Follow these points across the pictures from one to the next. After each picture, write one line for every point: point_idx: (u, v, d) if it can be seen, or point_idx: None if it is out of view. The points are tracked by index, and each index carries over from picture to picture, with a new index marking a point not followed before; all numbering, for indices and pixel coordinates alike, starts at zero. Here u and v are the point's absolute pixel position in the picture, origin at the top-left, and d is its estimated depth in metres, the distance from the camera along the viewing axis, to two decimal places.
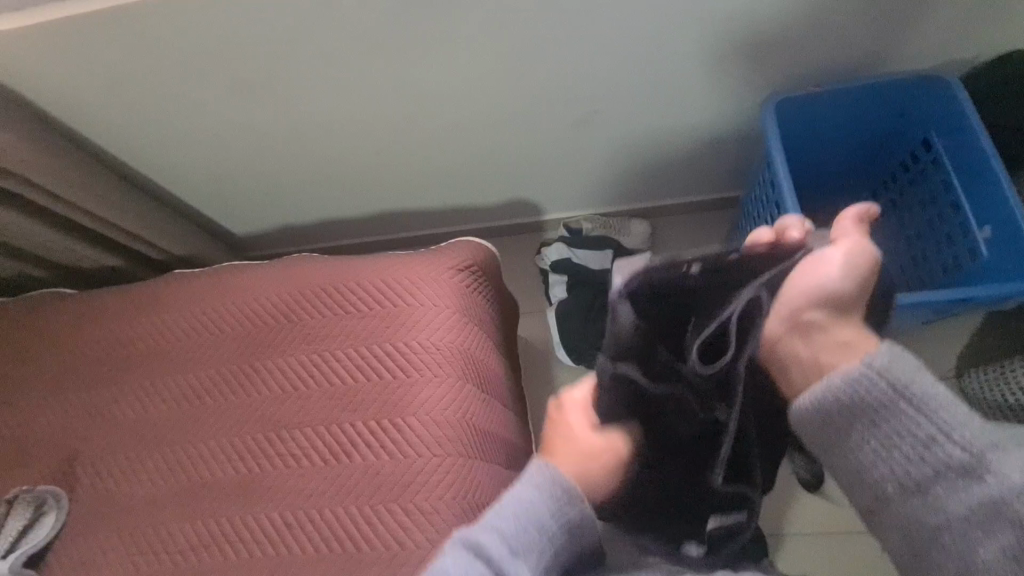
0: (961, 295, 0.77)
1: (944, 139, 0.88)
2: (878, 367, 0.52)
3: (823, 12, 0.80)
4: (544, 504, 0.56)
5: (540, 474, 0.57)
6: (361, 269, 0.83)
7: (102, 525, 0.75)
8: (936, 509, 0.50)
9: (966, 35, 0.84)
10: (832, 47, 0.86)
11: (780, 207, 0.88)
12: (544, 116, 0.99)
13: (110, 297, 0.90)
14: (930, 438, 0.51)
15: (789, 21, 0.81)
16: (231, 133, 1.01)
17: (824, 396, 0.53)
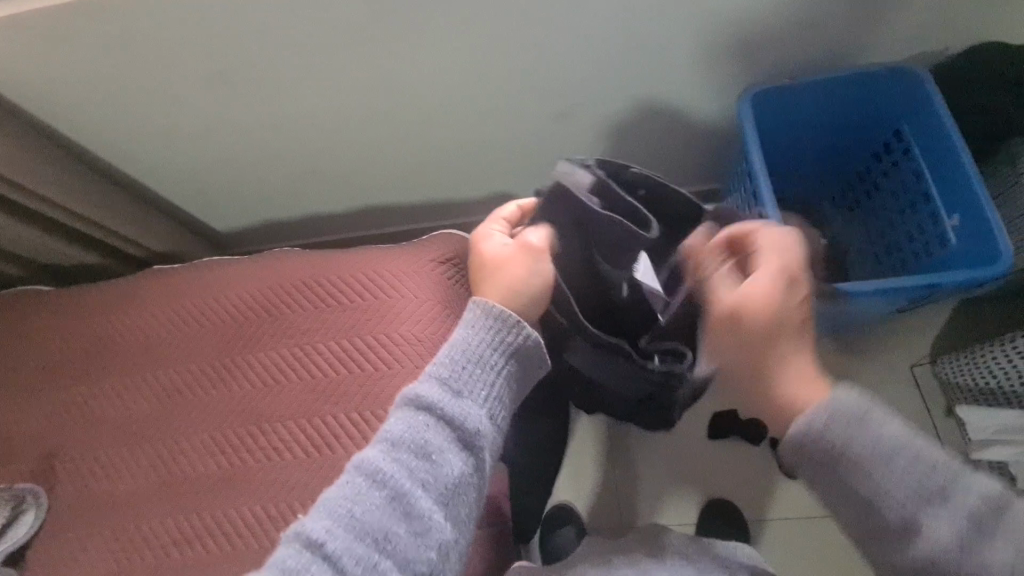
0: (930, 282, 0.79)
1: (916, 131, 0.90)
2: (845, 415, 0.57)
3: (799, 6, 0.81)
4: (480, 336, 0.65)
5: (474, 312, 0.66)
6: (342, 262, 0.83)
7: (82, 522, 0.74)
8: (906, 542, 0.54)
9: (936, 28, 0.85)
10: (807, 41, 0.87)
11: (758, 199, 0.89)
12: (526, 110, 0.99)
13: (88, 294, 0.89)
14: (896, 480, 0.55)
15: (765, 14, 0.82)
16: (210, 128, 1.00)
17: (804, 438, 0.58)
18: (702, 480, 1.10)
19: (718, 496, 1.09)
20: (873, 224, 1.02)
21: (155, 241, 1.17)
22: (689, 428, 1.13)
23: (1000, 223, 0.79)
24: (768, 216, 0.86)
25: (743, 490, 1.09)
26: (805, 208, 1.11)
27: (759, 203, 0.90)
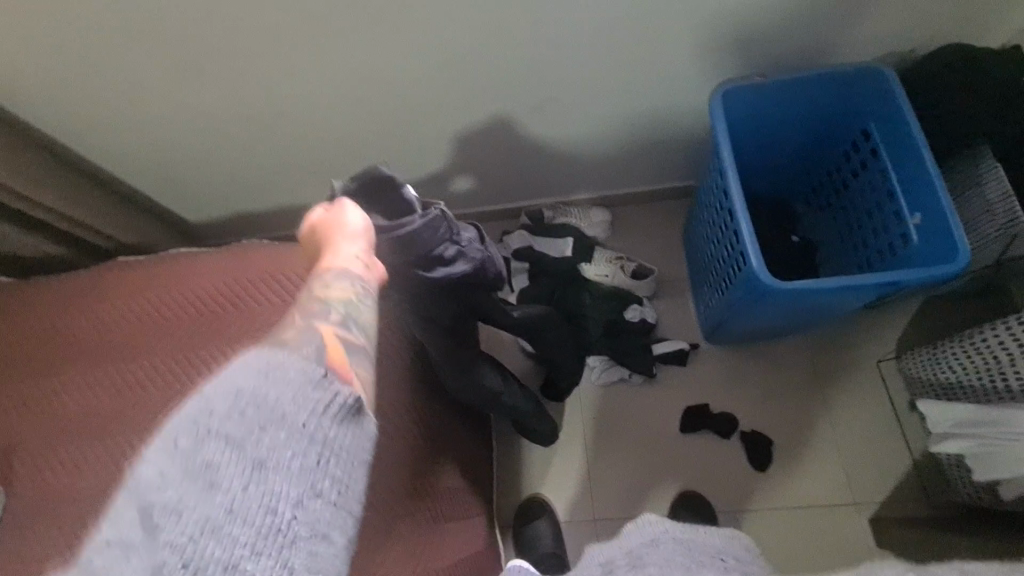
0: (890, 280, 0.81)
1: (882, 131, 0.91)
2: None
3: (770, 6, 0.82)
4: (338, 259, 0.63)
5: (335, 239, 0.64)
6: (309, 256, 0.82)
7: (39, 519, 0.73)
8: None
9: (903, 30, 0.87)
10: (778, 39, 0.88)
11: (728, 196, 0.90)
12: (501, 104, 0.99)
13: (49, 287, 0.87)
14: None
15: (737, 14, 0.83)
16: (177, 118, 0.98)
17: None
18: (675, 473, 1.11)
19: (692, 489, 1.10)
20: (841, 222, 1.04)
21: (122, 232, 1.14)
22: (664, 422, 1.15)
23: (959, 224, 0.80)
24: (737, 211, 0.87)
25: (716, 484, 1.10)
26: (776, 206, 1.13)
27: (729, 200, 0.91)
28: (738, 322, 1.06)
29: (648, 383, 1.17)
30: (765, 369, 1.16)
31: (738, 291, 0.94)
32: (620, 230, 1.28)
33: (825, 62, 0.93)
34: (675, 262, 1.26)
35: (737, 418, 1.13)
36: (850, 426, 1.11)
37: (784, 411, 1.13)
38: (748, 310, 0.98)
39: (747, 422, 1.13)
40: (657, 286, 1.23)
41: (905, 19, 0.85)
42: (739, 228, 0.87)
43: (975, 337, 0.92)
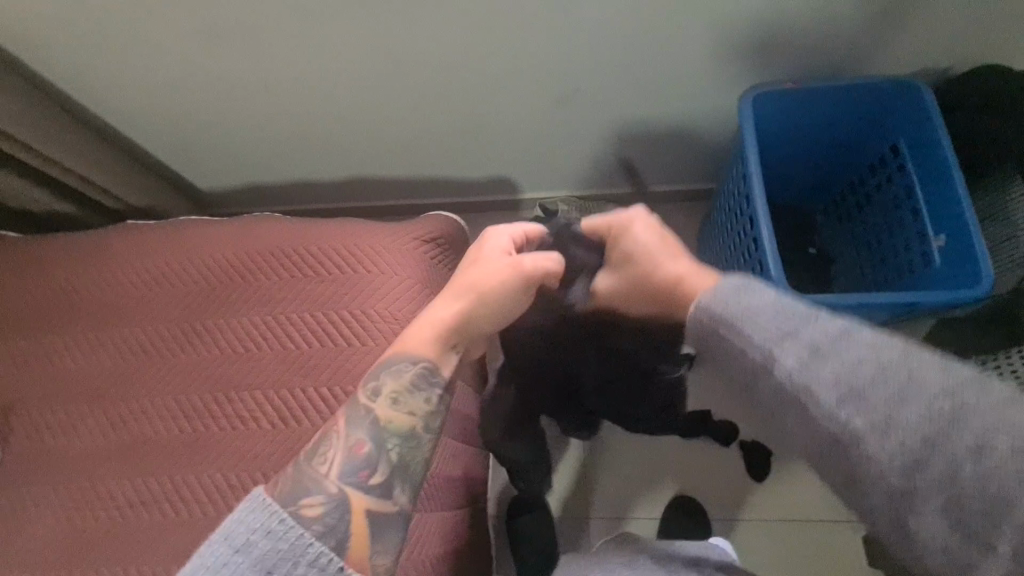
0: (909, 300, 0.79)
1: (913, 148, 0.89)
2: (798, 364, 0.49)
3: (810, 11, 0.80)
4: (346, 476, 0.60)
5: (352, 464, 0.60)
6: (321, 232, 0.81)
7: (36, 478, 0.72)
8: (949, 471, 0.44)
9: (943, 45, 0.85)
10: (814, 45, 0.86)
11: (750, 203, 0.89)
12: (526, 92, 0.97)
13: (57, 245, 0.86)
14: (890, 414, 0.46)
15: (775, 17, 0.81)
16: (194, 84, 0.96)
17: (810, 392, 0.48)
18: (672, 477, 1.11)
19: (687, 493, 1.10)
20: (861, 237, 1.02)
21: (132, 195, 1.13)
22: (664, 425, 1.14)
23: (984, 247, 0.79)
24: (758, 219, 0.85)
25: (712, 490, 1.10)
26: (796, 215, 1.11)
27: (751, 207, 0.89)
28: None
29: None
30: None
31: None
32: None
33: (859, 72, 0.91)
34: None
35: (739, 426, 1.12)
36: None
37: None
38: None
39: (747, 432, 1.12)
40: None
41: (946, 34, 0.83)
42: (759, 235, 0.85)
43: (985, 367, 0.94)
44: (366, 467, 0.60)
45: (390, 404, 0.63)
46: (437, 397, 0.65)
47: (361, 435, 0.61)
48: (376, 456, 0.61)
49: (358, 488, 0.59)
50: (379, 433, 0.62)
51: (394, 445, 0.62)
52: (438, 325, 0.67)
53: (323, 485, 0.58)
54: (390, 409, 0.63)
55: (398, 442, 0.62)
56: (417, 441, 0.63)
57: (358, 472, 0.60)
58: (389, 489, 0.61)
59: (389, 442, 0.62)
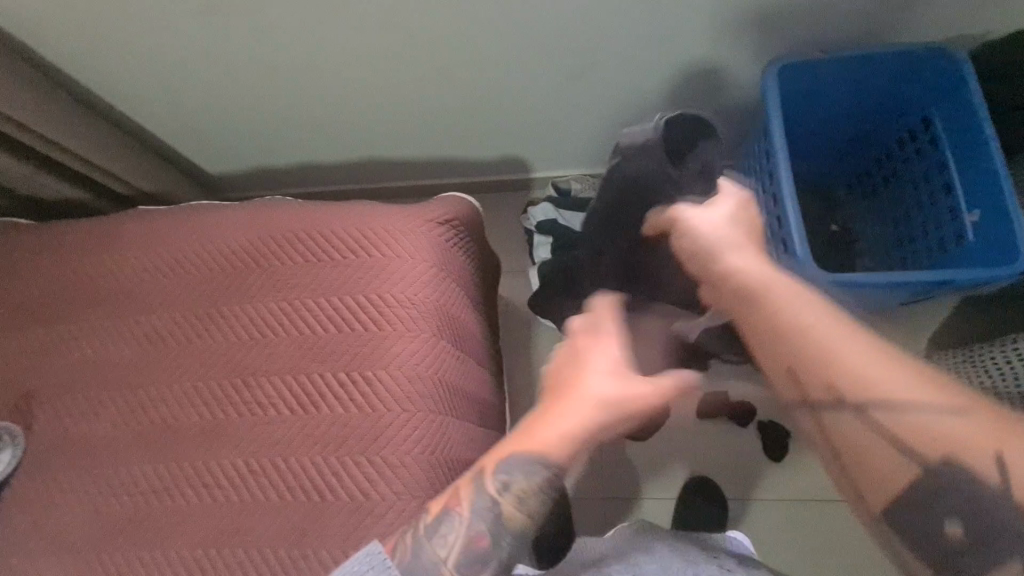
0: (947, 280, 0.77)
1: (946, 122, 0.86)
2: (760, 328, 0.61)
3: None
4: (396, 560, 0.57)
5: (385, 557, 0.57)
6: (335, 217, 0.79)
7: (60, 463, 0.73)
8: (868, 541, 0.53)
9: (982, 9, 0.81)
10: (844, 9, 0.82)
11: (774, 179, 0.86)
12: (543, 68, 0.94)
13: (70, 230, 0.85)
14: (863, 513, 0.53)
15: None
16: (200, 64, 0.93)
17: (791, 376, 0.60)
18: (686, 457, 1.11)
19: (700, 473, 1.10)
20: (885, 213, 1.00)
21: (141, 179, 1.12)
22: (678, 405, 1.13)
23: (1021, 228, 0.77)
24: (784, 198, 0.83)
25: (729, 471, 1.10)
26: (818, 192, 1.08)
27: (774, 183, 0.87)
28: None
29: None
30: None
31: None
32: None
33: (890, 38, 0.86)
34: None
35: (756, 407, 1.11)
36: None
37: None
38: None
39: (763, 411, 1.11)
40: None
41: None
42: (784, 213, 0.83)
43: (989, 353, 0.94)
44: (479, 560, 0.58)
45: (512, 495, 0.59)
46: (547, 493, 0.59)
47: (482, 528, 0.59)
48: (491, 553, 0.59)
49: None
50: (498, 527, 0.59)
51: (508, 538, 0.60)
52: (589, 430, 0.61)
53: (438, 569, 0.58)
54: (511, 506, 0.59)
55: (512, 540, 0.60)
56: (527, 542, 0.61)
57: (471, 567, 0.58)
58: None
59: (504, 539, 0.59)
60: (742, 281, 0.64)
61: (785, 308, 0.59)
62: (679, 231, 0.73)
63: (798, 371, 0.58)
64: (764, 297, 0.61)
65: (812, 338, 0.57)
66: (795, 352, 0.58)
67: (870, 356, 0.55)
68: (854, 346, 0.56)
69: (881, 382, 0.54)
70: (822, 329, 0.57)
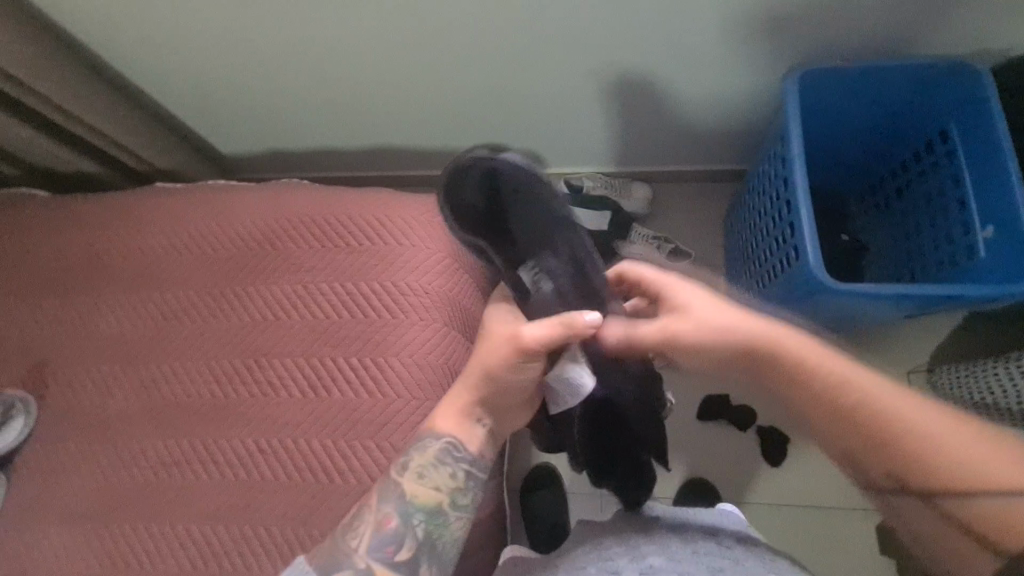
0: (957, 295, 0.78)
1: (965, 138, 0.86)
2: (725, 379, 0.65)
3: None
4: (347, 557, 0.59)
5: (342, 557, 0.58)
6: (351, 203, 0.80)
7: (71, 434, 0.74)
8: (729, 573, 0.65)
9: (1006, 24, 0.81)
10: (870, 16, 0.81)
11: (790, 186, 0.86)
12: (562, 64, 0.94)
13: (88, 205, 0.86)
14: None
15: None
16: (219, 44, 0.93)
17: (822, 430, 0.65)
18: (682, 457, 1.12)
19: (695, 475, 1.11)
20: (898, 225, 1.00)
21: (155, 155, 1.12)
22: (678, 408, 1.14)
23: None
24: (800, 205, 0.83)
25: (727, 473, 1.11)
26: (830, 201, 1.08)
27: (789, 189, 0.87)
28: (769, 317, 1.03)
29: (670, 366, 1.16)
30: None
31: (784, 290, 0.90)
32: (659, 208, 1.24)
33: (915, 48, 0.86)
34: (711, 248, 1.23)
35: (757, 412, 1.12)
36: None
37: None
38: (785, 308, 0.96)
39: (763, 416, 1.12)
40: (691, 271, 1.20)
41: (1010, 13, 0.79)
42: (798, 219, 0.83)
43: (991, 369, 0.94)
44: (393, 541, 0.59)
45: (411, 475, 0.62)
46: (462, 473, 0.64)
47: (390, 509, 0.60)
48: (403, 532, 0.60)
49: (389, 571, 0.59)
50: (404, 506, 0.61)
51: (420, 520, 0.61)
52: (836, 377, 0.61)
53: (350, 559, 0.59)
54: (418, 485, 0.62)
55: (423, 518, 0.61)
56: (446, 517, 0.62)
57: (382, 547, 0.60)
58: (414, 564, 0.60)
59: (414, 516, 0.61)
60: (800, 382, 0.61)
61: (856, 390, 0.60)
62: (634, 283, 0.70)
63: (885, 464, 0.58)
64: (843, 386, 0.60)
65: (893, 419, 0.58)
66: (882, 444, 0.58)
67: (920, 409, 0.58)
68: (899, 407, 0.58)
69: (943, 449, 0.56)
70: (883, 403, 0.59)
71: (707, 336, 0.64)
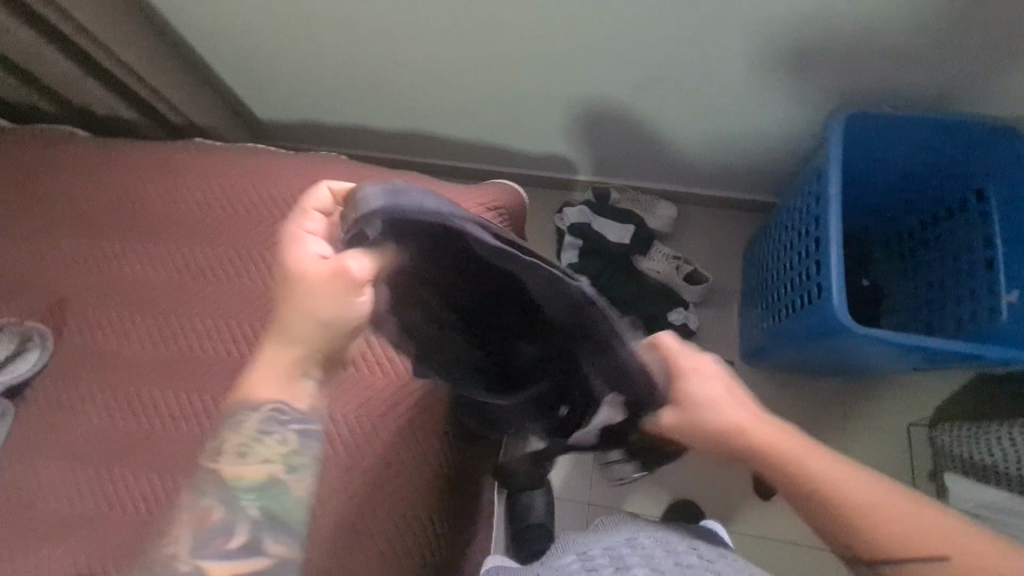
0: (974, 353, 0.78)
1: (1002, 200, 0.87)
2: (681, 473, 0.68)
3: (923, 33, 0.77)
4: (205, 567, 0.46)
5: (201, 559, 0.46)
6: (388, 184, 0.81)
7: (83, 374, 0.75)
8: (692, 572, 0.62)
9: None
10: (924, 66, 0.82)
11: (821, 224, 0.87)
12: (608, 74, 0.95)
13: (127, 151, 0.87)
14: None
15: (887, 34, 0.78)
16: (275, 9, 0.94)
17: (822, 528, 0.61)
18: (673, 478, 1.12)
19: (685, 498, 1.11)
20: (920, 278, 1.00)
21: (194, 111, 1.12)
22: None
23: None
24: (830, 244, 0.84)
25: (716, 500, 1.10)
26: (854, 245, 1.09)
27: (820, 228, 0.87)
28: (780, 352, 1.04)
29: None
30: (795, 402, 1.14)
31: (801, 327, 0.90)
32: (682, 229, 1.25)
33: (963, 103, 0.86)
34: (729, 275, 1.23)
35: None
36: None
37: None
38: (799, 344, 0.96)
39: None
40: (706, 295, 1.20)
41: None
42: (827, 258, 0.84)
43: (994, 431, 0.94)
44: (220, 533, 0.46)
45: (230, 455, 0.48)
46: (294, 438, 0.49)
47: (208, 501, 0.47)
48: (229, 521, 0.47)
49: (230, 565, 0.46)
50: (224, 492, 0.47)
51: (253, 501, 0.48)
52: (826, 475, 0.56)
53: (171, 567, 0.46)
54: (236, 465, 0.48)
55: (254, 498, 0.47)
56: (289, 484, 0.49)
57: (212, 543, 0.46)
58: (255, 545, 0.47)
59: (242, 500, 0.48)
60: (793, 475, 0.57)
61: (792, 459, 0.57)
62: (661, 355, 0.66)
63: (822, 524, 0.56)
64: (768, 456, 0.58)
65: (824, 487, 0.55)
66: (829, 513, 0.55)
67: (880, 497, 0.54)
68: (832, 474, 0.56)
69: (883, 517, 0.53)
70: (844, 489, 0.55)
71: (716, 413, 0.61)
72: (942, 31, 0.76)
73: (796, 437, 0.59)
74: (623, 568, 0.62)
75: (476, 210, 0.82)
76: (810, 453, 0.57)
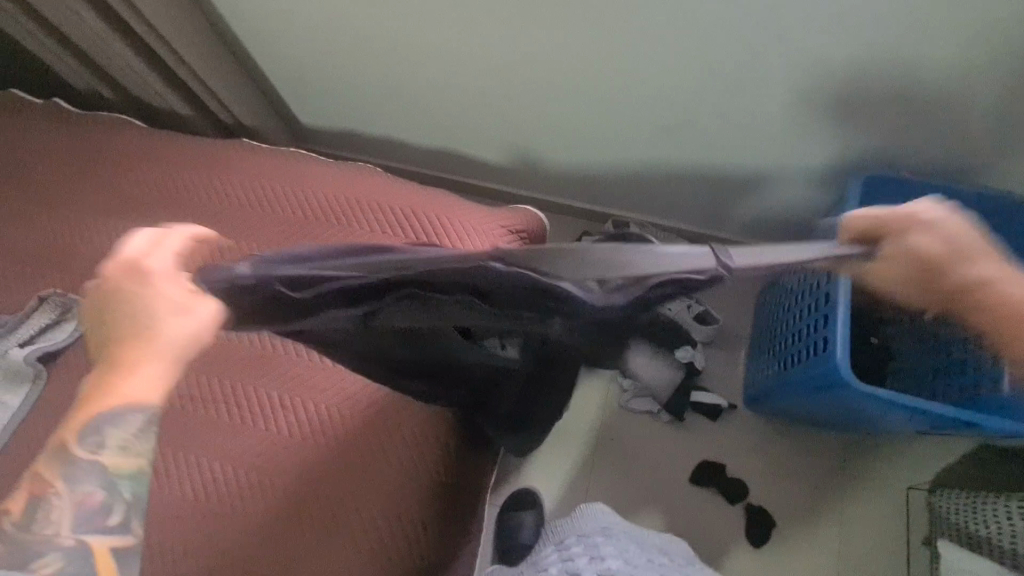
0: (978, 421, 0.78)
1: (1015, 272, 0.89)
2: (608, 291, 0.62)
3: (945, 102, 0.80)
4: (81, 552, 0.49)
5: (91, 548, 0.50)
6: (418, 199, 0.85)
7: None
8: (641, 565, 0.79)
9: None
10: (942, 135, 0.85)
11: (833, 279, 0.90)
12: (638, 114, 0.99)
13: (179, 144, 0.93)
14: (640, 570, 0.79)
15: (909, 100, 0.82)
16: (332, 26, 1.01)
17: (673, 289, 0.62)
18: (665, 515, 1.13)
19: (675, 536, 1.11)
20: (929, 342, 1.01)
21: (243, 113, 1.19)
22: (673, 466, 1.16)
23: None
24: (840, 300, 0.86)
25: (706, 541, 1.10)
26: (865, 302, 1.10)
27: (831, 283, 0.90)
28: (781, 400, 1.05)
29: (674, 423, 1.18)
30: (794, 452, 1.15)
31: (805, 377, 0.92)
32: None
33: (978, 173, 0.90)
34: (739, 319, 1.24)
35: (748, 488, 1.13)
36: (856, 533, 1.09)
37: (796, 499, 1.12)
38: (803, 396, 0.97)
39: (754, 495, 1.13)
40: (714, 336, 1.22)
41: None
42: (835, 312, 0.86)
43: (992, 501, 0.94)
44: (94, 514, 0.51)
45: (111, 449, 0.53)
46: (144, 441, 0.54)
47: (87, 485, 0.52)
48: (110, 501, 0.52)
49: (105, 540, 0.51)
50: (107, 478, 0.53)
51: (127, 488, 0.53)
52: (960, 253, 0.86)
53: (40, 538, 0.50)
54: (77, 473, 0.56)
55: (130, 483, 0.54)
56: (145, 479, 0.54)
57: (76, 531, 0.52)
58: (128, 525, 0.52)
59: (120, 485, 0.53)
60: (966, 271, 0.87)
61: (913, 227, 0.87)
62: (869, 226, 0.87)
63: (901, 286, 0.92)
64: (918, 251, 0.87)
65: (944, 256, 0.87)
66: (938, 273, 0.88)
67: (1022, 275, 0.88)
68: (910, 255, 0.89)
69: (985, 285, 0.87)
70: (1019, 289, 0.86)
71: (945, 229, 0.86)
72: (963, 103, 0.80)
73: (945, 211, 0.86)
74: (597, 559, 0.80)
75: (499, 232, 0.86)
76: (950, 219, 0.87)
